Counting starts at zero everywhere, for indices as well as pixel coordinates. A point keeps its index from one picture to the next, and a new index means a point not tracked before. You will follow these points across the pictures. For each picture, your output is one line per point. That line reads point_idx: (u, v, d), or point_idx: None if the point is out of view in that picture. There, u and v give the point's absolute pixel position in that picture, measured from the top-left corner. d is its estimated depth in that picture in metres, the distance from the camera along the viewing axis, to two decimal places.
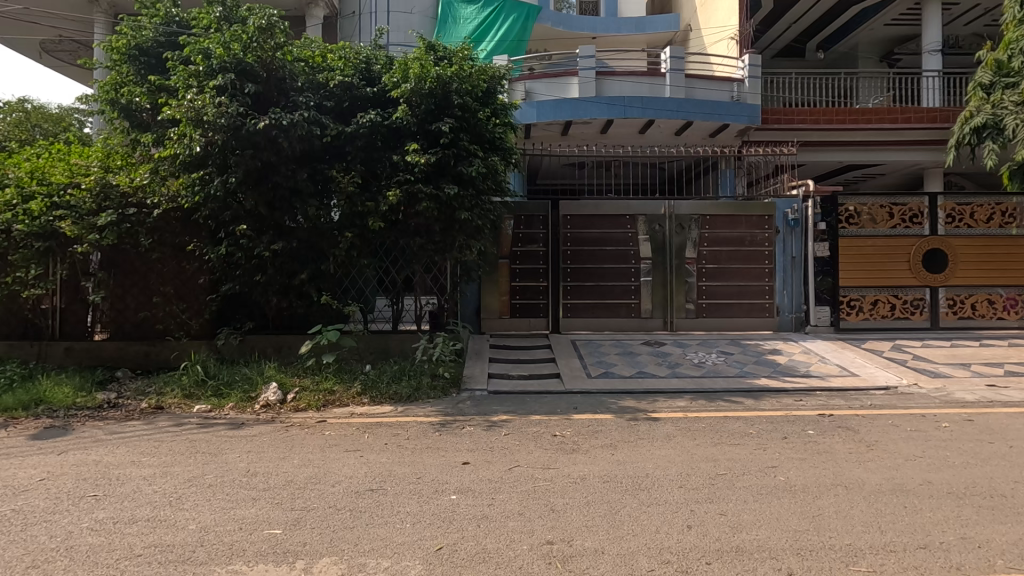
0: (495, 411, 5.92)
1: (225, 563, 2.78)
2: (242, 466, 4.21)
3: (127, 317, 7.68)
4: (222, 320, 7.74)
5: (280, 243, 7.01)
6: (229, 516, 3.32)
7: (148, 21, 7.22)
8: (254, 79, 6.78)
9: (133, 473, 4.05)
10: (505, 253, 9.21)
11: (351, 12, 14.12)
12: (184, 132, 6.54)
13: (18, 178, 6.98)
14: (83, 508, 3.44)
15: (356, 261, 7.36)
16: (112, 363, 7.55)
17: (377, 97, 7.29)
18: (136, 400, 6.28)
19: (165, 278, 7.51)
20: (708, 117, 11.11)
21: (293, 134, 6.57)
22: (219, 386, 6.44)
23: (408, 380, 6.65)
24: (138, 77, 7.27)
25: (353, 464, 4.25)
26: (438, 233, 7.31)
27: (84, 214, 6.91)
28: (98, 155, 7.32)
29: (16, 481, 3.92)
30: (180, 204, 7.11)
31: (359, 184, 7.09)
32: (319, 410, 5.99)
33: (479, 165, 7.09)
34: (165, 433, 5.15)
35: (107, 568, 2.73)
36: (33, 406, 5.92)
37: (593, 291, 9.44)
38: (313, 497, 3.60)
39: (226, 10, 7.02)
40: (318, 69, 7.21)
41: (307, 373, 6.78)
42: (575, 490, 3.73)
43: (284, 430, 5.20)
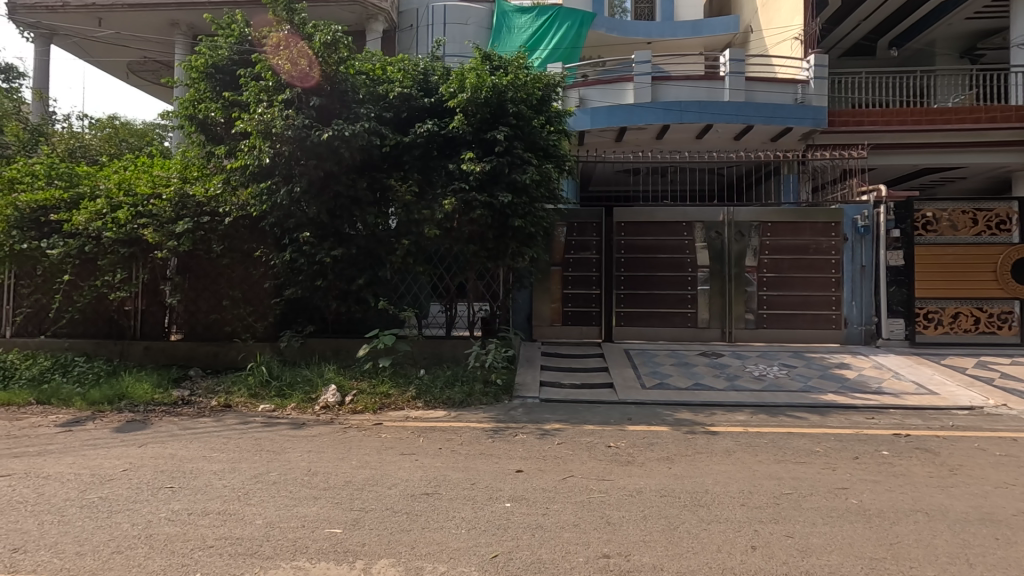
0: (547, 420, 5.89)
1: (289, 559, 2.87)
2: (303, 465, 4.36)
3: (199, 318, 8.14)
4: (285, 323, 8.07)
5: (340, 249, 7.27)
6: (292, 513, 3.44)
7: (224, 40, 7.63)
8: (319, 92, 7.04)
9: (205, 468, 4.27)
10: (557, 260, 9.21)
11: (409, 25, 14.50)
12: (254, 144, 6.88)
13: (107, 190, 7.53)
14: (161, 498, 3.65)
15: (412, 267, 7.54)
16: (185, 362, 8.02)
17: (434, 107, 7.46)
18: (207, 397, 6.64)
19: (234, 282, 7.90)
20: (769, 120, 10.72)
21: (354, 144, 6.79)
22: (282, 387, 6.72)
23: (461, 386, 6.74)
24: (213, 94, 7.72)
25: (409, 467, 4.33)
26: (491, 240, 7.45)
27: (164, 222, 7.39)
28: (177, 167, 7.82)
29: (102, 470, 4.22)
30: (249, 212, 7.48)
31: (415, 192, 7.25)
32: (375, 412, 6.15)
33: (533, 172, 7.12)
34: (233, 430, 5.42)
35: (183, 557, 2.88)
36: (116, 401, 6.37)
37: (647, 299, 9.28)
38: (371, 498, 3.69)
39: (294, 28, 7.33)
40: (378, 81, 7.42)
41: (364, 375, 6.99)
42: (631, 502, 3.65)
43: (342, 431, 5.38)
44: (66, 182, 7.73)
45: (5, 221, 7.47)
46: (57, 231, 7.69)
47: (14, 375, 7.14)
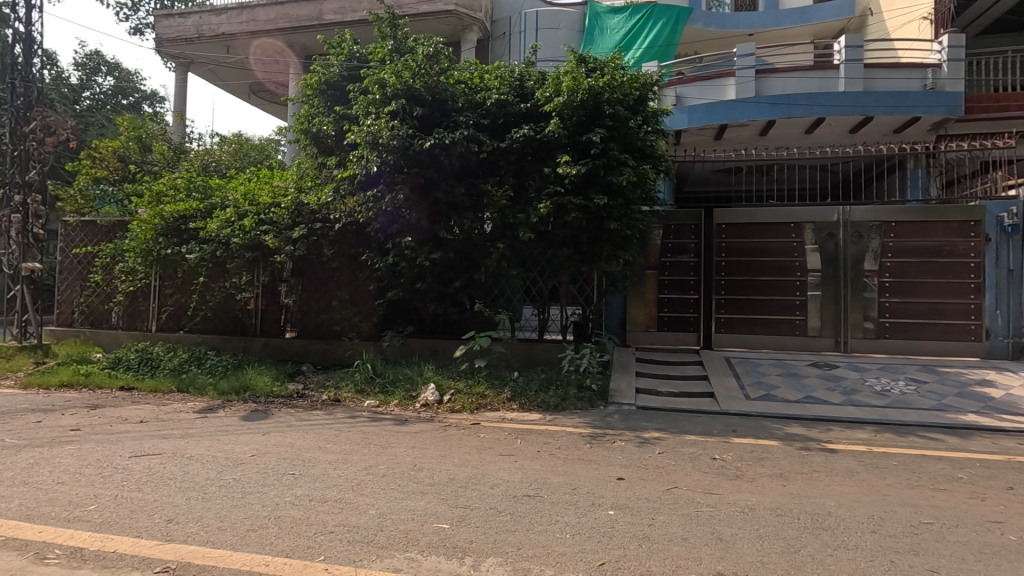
0: (646, 428, 5.72)
1: (402, 549, 2.99)
2: (409, 460, 4.54)
3: (311, 318, 8.76)
4: (387, 324, 8.49)
5: (438, 253, 7.52)
6: (403, 505, 3.59)
7: (335, 58, 8.21)
8: (421, 103, 7.33)
9: (321, 457, 4.58)
10: (652, 263, 8.99)
11: (502, 32, 14.80)
12: (362, 154, 7.25)
13: (235, 200, 8.28)
14: (285, 483, 3.96)
15: (507, 271, 7.63)
16: (298, 357, 8.65)
17: (530, 112, 7.54)
18: (319, 391, 7.12)
19: (341, 284, 8.43)
20: (892, 110, 9.77)
21: (453, 151, 7.04)
22: (385, 384, 7.07)
23: (555, 390, 6.73)
24: (326, 109, 8.30)
25: (509, 468, 4.38)
26: (586, 243, 7.38)
27: (282, 228, 8.00)
28: (294, 177, 8.43)
29: (235, 454, 4.64)
30: (356, 219, 7.93)
31: (510, 197, 7.34)
32: (472, 412, 6.30)
33: (630, 173, 6.97)
34: (343, 423, 5.76)
35: (308, 539, 3.09)
36: (242, 392, 7.00)
37: (750, 305, 8.78)
38: (475, 496, 3.76)
39: (397, 43, 7.75)
40: (475, 89, 7.65)
41: (461, 376, 7.18)
42: (744, 519, 3.44)
43: (443, 429, 5.55)
44: (202, 194, 8.62)
45: (154, 229, 8.44)
46: (194, 237, 8.56)
47: (159, 365, 8.06)
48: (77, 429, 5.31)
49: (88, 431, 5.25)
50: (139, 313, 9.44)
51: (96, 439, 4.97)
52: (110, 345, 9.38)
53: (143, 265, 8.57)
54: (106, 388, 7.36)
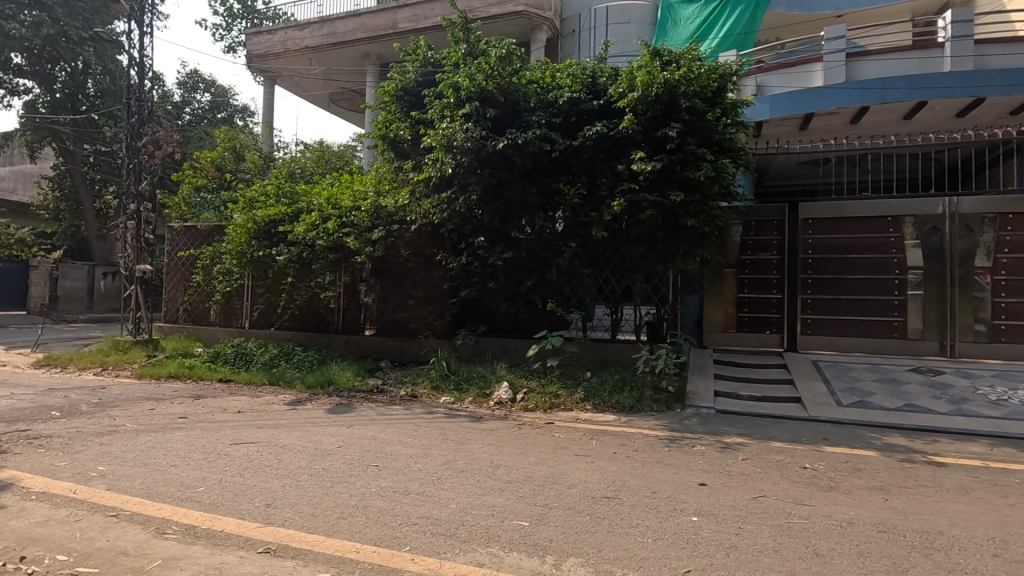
0: (727, 432, 5.49)
1: (484, 544, 3.04)
2: (487, 456, 4.61)
3: (388, 316, 9.09)
4: (460, 323, 8.67)
5: (510, 253, 7.59)
6: (482, 501, 3.64)
7: (411, 65, 8.52)
8: (494, 104, 7.41)
9: (402, 451, 4.74)
10: (732, 261, 8.64)
11: (572, 30, 14.72)
12: (437, 157, 7.38)
13: (320, 205, 8.70)
14: (370, 475, 4.13)
15: (579, 270, 7.58)
16: (376, 354, 9.01)
17: (602, 109, 7.44)
18: (396, 387, 7.39)
19: (417, 284, 8.69)
20: (1007, 89, 8.77)
21: (526, 151, 7.05)
22: (459, 381, 7.22)
23: (630, 391, 6.61)
24: (402, 114, 8.58)
25: (586, 468, 4.34)
26: (661, 242, 7.18)
27: (362, 230, 8.32)
28: (372, 181, 8.73)
29: (324, 445, 4.91)
30: (430, 220, 8.14)
31: (583, 195, 7.28)
32: (546, 412, 6.31)
33: (708, 168, 6.70)
34: (421, 418, 5.95)
35: (394, 529, 3.20)
36: (326, 386, 7.38)
37: (841, 305, 8.23)
38: (553, 495, 3.76)
39: (470, 46, 7.90)
40: (548, 89, 7.67)
41: (533, 375, 7.20)
42: (841, 534, 3.22)
43: (517, 428, 5.60)
44: (290, 200, 9.15)
45: (247, 233, 9.04)
46: (283, 240, 9.09)
47: (252, 359, 8.66)
48: (184, 417, 5.81)
49: (194, 419, 5.72)
50: (235, 311, 10.19)
51: (201, 426, 5.40)
52: (209, 340, 10.18)
53: (238, 266, 9.17)
54: (207, 379, 7.98)
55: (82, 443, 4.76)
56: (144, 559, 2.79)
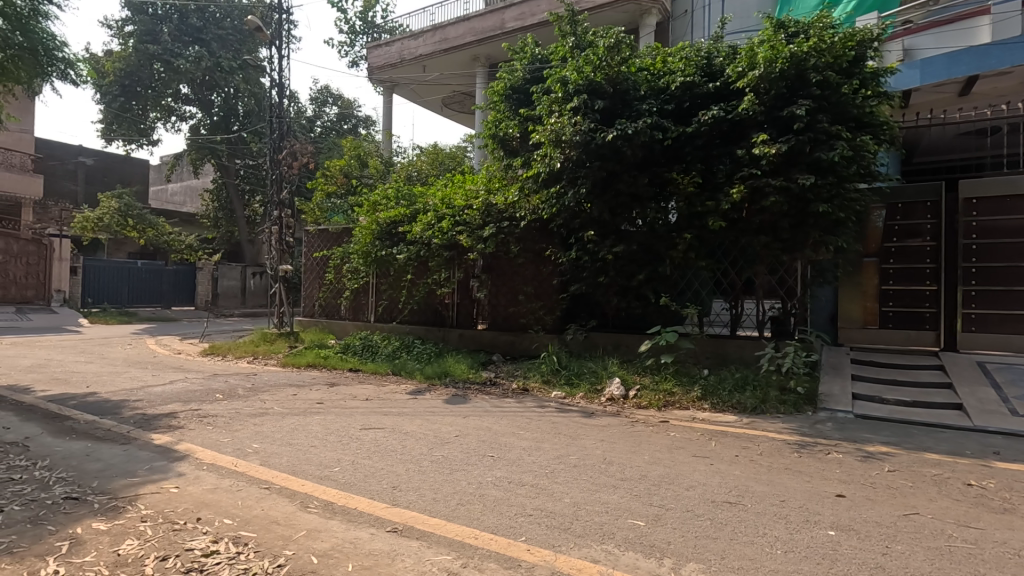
0: (869, 440, 4.94)
1: (599, 540, 3.02)
2: (599, 452, 4.57)
3: (500, 311, 9.30)
4: (570, 318, 8.66)
5: (621, 246, 7.40)
6: (596, 497, 3.62)
7: (519, 63, 8.63)
8: (603, 96, 7.28)
9: (516, 443, 4.84)
10: (872, 250, 7.93)
11: (684, 11, 14.04)
12: (546, 152, 7.35)
13: (434, 205, 9.05)
14: (486, 464, 4.27)
15: (694, 262, 7.20)
16: (489, 348, 9.25)
17: (719, 91, 7.05)
18: (509, 380, 7.57)
19: (527, 279, 8.81)
20: None
21: (637, 141, 6.84)
22: (570, 376, 7.23)
23: (752, 391, 6.20)
24: (511, 113, 8.75)
25: (705, 471, 4.14)
26: (787, 230, 6.63)
27: (475, 228, 8.53)
28: (483, 180, 8.96)
29: (442, 433, 5.16)
30: (540, 216, 8.17)
31: (698, 184, 6.93)
32: (660, 410, 6.11)
33: (844, 147, 6.05)
34: (534, 411, 6.04)
35: (510, 519, 3.29)
36: (443, 377, 7.76)
37: (1014, 298, 7.04)
38: (670, 496, 3.63)
39: (577, 39, 7.83)
40: (658, 75, 7.44)
41: (647, 372, 6.99)
42: (1019, 564, 2.77)
43: (630, 425, 5.48)
44: (409, 202, 9.70)
45: (372, 233, 9.67)
46: (402, 240, 9.63)
47: (377, 351, 9.34)
48: (322, 402, 6.43)
49: (329, 405, 6.29)
50: (363, 306, 11.05)
51: (335, 411, 5.93)
52: (340, 333, 11.13)
53: (364, 265, 9.83)
54: (339, 368, 8.75)
55: (240, 423, 5.43)
56: (292, 529, 3.12)
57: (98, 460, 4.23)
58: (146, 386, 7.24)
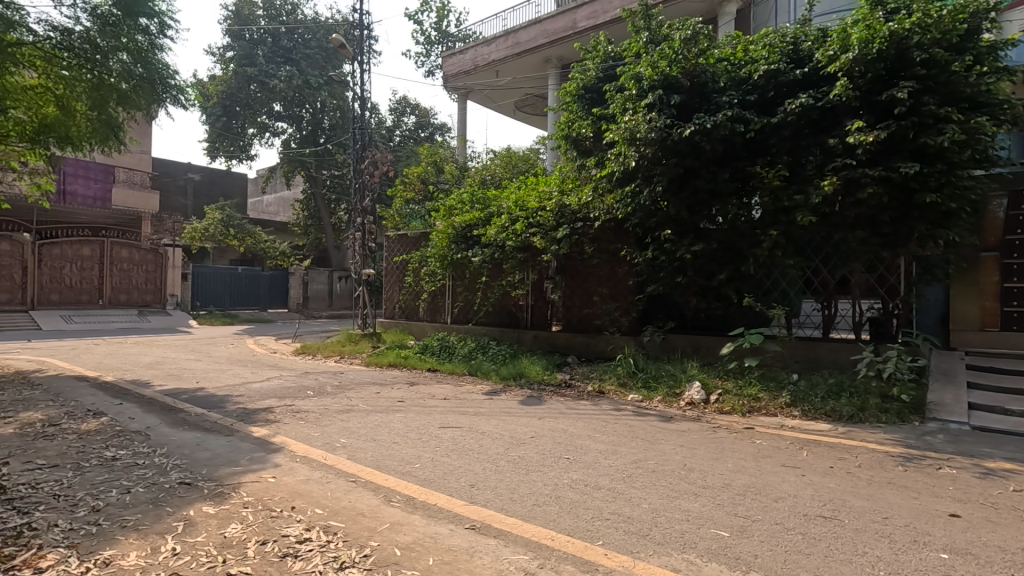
0: (989, 455, 4.44)
1: (680, 549, 2.92)
2: (679, 458, 4.42)
3: (574, 312, 9.24)
4: (647, 319, 8.45)
5: (700, 245, 7.13)
6: (676, 504, 3.51)
7: (592, 62, 8.56)
8: (679, 90, 7.06)
9: (592, 445, 4.79)
10: (991, 244, 7.02)
11: None
12: (620, 151, 7.21)
13: (508, 208, 9.15)
14: (562, 466, 4.26)
15: (781, 260, 6.81)
16: (563, 350, 9.21)
17: (808, 78, 6.65)
18: (584, 382, 7.49)
19: (602, 280, 8.69)
20: None
21: (716, 135, 6.58)
22: (648, 379, 7.05)
23: (848, 398, 5.77)
24: (584, 113, 8.70)
25: (795, 482, 3.89)
26: (887, 224, 6.12)
27: (548, 229, 8.49)
28: (556, 181, 8.95)
29: (519, 433, 5.20)
30: (615, 215, 8.02)
31: (785, 177, 6.55)
32: (745, 416, 5.82)
33: (955, 131, 5.49)
34: (610, 414, 5.95)
35: (587, 522, 3.26)
36: (518, 378, 7.82)
37: None
38: (756, 507, 3.45)
39: (651, 33, 7.65)
40: (740, 65, 7.13)
41: (730, 376, 6.68)
42: None
43: (712, 431, 5.26)
44: (483, 206, 9.87)
45: (448, 237, 9.91)
46: (477, 242, 9.79)
47: (454, 351, 9.58)
48: (403, 400, 6.69)
49: (410, 403, 6.53)
50: (440, 308, 11.37)
51: (415, 409, 6.15)
52: (419, 334, 11.51)
53: (441, 268, 10.11)
54: (418, 368, 9.06)
55: (329, 418, 5.77)
56: (377, 521, 3.26)
57: (207, 449, 4.64)
58: (246, 382, 7.87)
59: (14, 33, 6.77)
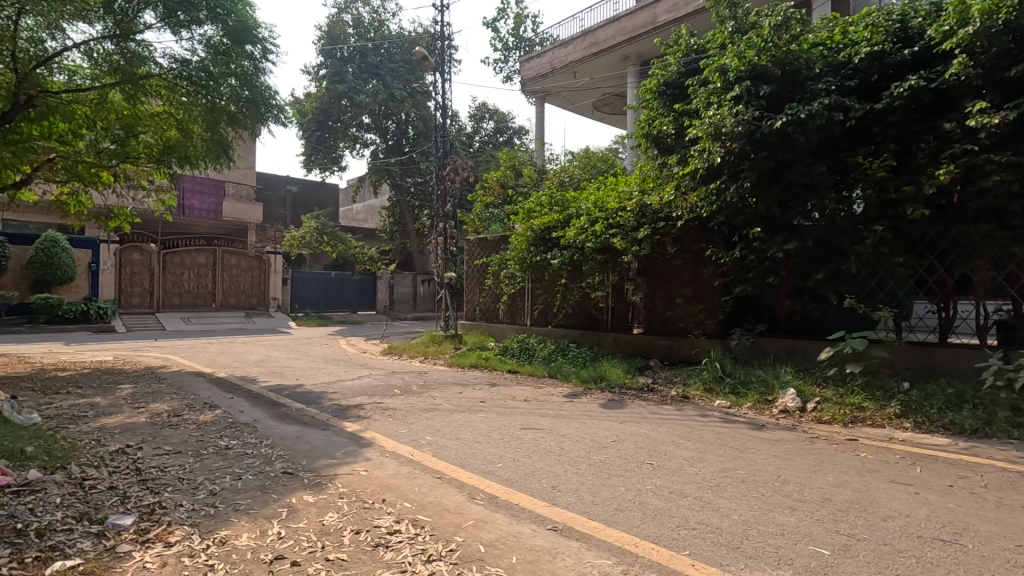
0: None
1: (774, 565, 2.77)
2: (772, 469, 4.18)
3: (656, 315, 9.00)
4: (735, 322, 8.03)
5: (794, 243, 6.68)
6: (769, 518, 3.32)
7: (673, 56, 8.33)
8: (769, 80, 6.70)
9: (676, 452, 4.63)
10: None
11: None
12: (705, 147, 6.96)
13: (587, 209, 9.07)
14: (645, 472, 4.16)
15: (888, 258, 6.24)
16: (645, 353, 8.97)
17: (918, 58, 6.09)
18: (668, 387, 7.27)
19: (686, 281, 8.40)
20: None
21: (811, 126, 6.18)
22: (736, 385, 6.72)
23: (971, 409, 5.20)
24: (665, 109, 8.47)
25: (907, 500, 3.55)
26: (1018, 215, 5.45)
27: (628, 230, 8.23)
28: (637, 181, 8.73)
29: (600, 437, 5.14)
30: (699, 214, 7.70)
31: (892, 167, 6.02)
32: (847, 426, 5.40)
33: None
34: (696, 420, 5.73)
35: (672, 531, 3.17)
36: (598, 381, 7.73)
37: None
38: (862, 525, 3.19)
39: (738, 22, 7.33)
40: (837, 49, 6.65)
41: (829, 383, 6.22)
42: None
43: (809, 441, 4.93)
44: (561, 207, 9.83)
45: (527, 240, 9.97)
46: (556, 245, 9.77)
47: (534, 353, 9.63)
48: (484, 401, 6.83)
49: (491, 404, 6.66)
50: (520, 310, 11.48)
51: (497, 410, 6.26)
52: (499, 335, 11.67)
53: (520, 270, 10.17)
54: (498, 369, 9.20)
55: (414, 416, 6.01)
56: (462, 517, 3.35)
57: (305, 442, 4.99)
58: (339, 380, 8.37)
59: (144, 66, 7.55)
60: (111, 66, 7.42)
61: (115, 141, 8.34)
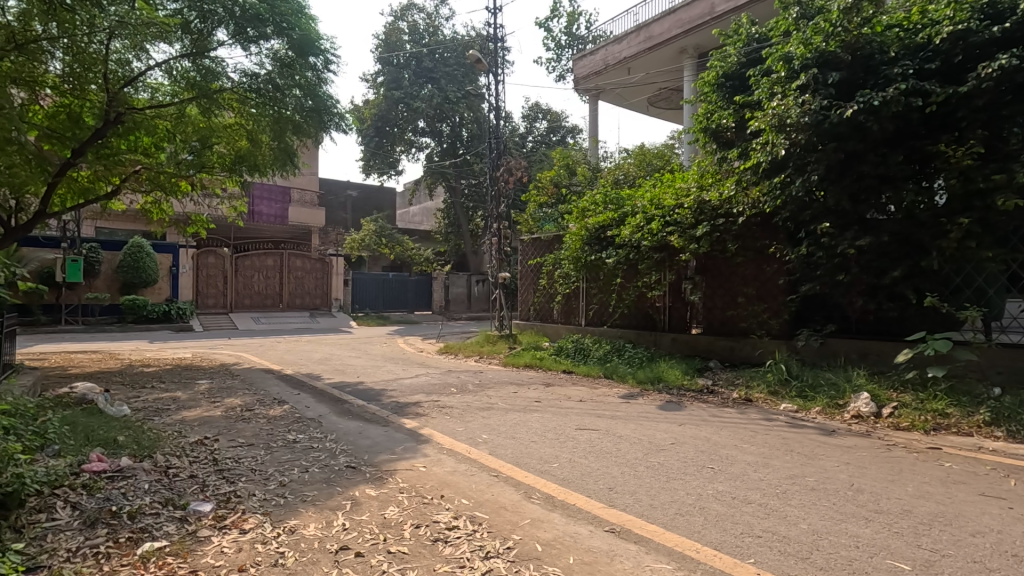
0: None
1: None
2: (845, 477, 3.96)
3: (716, 314, 8.71)
4: (801, 322, 7.64)
5: (867, 238, 6.24)
6: (841, 528, 3.15)
7: (733, 47, 8.09)
8: (838, 67, 6.35)
9: (739, 457, 4.47)
10: None
11: None
12: (767, 140, 6.74)
13: (642, 207, 8.87)
14: (706, 476, 4.04)
15: (975, 253, 5.77)
16: (705, 353, 8.70)
17: (1009, 35, 5.59)
18: (729, 389, 7.01)
19: (748, 280, 8.11)
20: None
21: (886, 113, 5.82)
22: (804, 388, 6.40)
23: None
24: (724, 102, 8.21)
25: (1000, 515, 3.27)
26: None
27: (686, 227, 8.07)
28: (694, 177, 8.48)
29: (658, 439, 5.04)
30: (761, 210, 7.37)
31: (980, 155, 5.57)
32: (928, 433, 5.03)
33: None
34: (760, 424, 5.51)
35: (736, 537, 3.06)
36: (656, 382, 7.58)
37: None
38: (947, 540, 2.97)
39: (803, 7, 7.01)
40: (914, 30, 6.18)
41: (908, 387, 5.82)
42: None
43: (885, 448, 4.64)
44: (616, 205, 9.68)
45: (581, 238, 9.89)
46: (610, 244, 9.64)
47: (589, 354, 9.54)
48: (539, 400, 6.83)
49: (546, 403, 6.66)
50: (575, 309, 11.41)
51: (552, 410, 6.25)
52: (553, 335, 11.63)
53: (574, 270, 10.09)
54: (553, 369, 9.18)
55: (471, 415, 6.10)
56: (519, 516, 3.37)
57: (367, 437, 5.16)
58: (398, 378, 8.60)
59: (218, 81, 8.01)
60: (188, 82, 7.83)
61: (193, 152, 8.88)
